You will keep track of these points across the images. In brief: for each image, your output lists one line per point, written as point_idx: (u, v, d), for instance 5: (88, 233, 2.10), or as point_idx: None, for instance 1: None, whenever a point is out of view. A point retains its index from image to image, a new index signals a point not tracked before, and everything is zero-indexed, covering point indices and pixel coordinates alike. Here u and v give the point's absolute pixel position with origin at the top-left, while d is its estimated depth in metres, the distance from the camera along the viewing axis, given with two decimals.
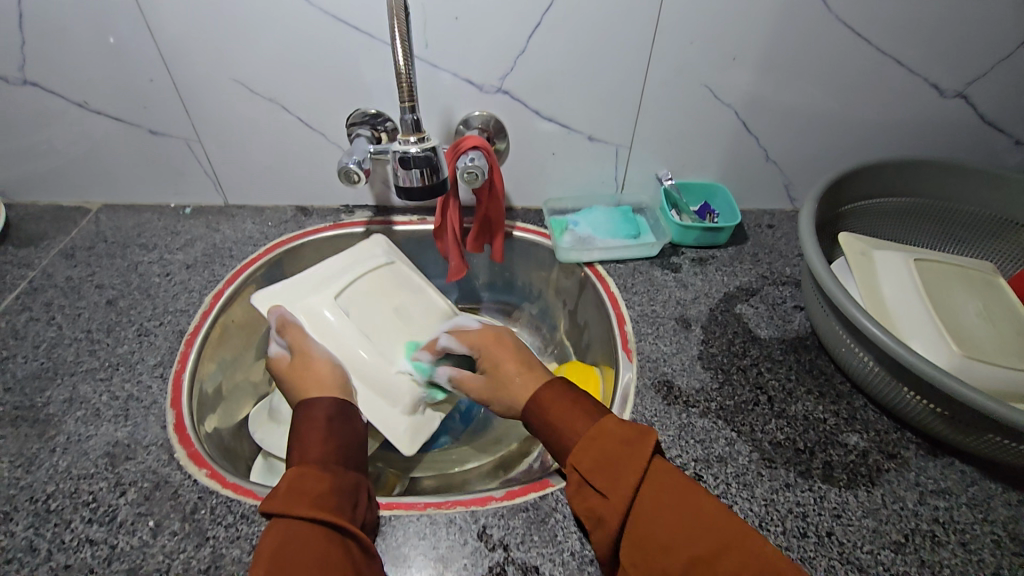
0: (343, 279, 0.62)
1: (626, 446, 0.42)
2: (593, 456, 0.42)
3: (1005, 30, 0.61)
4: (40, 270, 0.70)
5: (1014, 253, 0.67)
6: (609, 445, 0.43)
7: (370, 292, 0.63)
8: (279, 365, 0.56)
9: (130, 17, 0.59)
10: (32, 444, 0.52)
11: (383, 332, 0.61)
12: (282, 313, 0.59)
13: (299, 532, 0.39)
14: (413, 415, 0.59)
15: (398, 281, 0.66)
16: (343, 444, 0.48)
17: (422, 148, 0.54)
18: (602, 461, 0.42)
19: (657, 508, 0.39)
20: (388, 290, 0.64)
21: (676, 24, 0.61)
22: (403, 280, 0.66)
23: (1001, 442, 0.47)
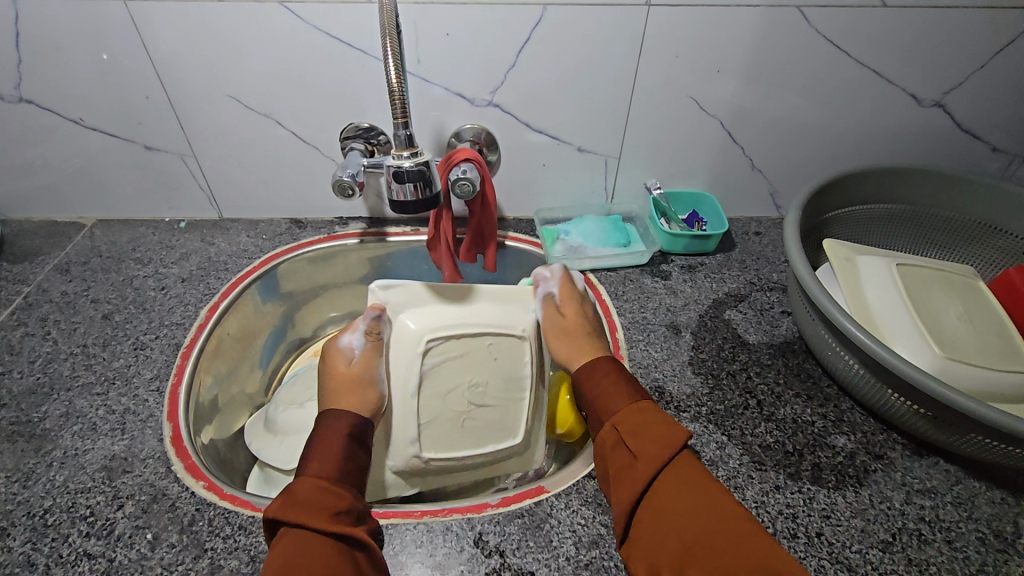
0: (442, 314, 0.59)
1: (665, 424, 0.46)
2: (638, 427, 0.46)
3: (979, 41, 0.64)
4: (34, 286, 0.70)
5: (993, 257, 0.69)
6: (648, 418, 0.47)
7: (460, 349, 0.57)
8: (338, 362, 0.56)
9: (125, 35, 0.60)
10: (28, 459, 0.52)
11: (448, 403, 0.57)
12: (378, 315, 0.58)
13: (307, 542, 0.41)
14: (399, 475, 0.58)
15: (500, 353, 0.58)
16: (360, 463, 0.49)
17: (415, 161, 0.54)
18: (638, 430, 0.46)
19: (675, 492, 0.42)
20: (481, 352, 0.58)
21: (660, 39, 0.63)
22: (508, 359, 0.59)
23: (982, 441, 0.48)
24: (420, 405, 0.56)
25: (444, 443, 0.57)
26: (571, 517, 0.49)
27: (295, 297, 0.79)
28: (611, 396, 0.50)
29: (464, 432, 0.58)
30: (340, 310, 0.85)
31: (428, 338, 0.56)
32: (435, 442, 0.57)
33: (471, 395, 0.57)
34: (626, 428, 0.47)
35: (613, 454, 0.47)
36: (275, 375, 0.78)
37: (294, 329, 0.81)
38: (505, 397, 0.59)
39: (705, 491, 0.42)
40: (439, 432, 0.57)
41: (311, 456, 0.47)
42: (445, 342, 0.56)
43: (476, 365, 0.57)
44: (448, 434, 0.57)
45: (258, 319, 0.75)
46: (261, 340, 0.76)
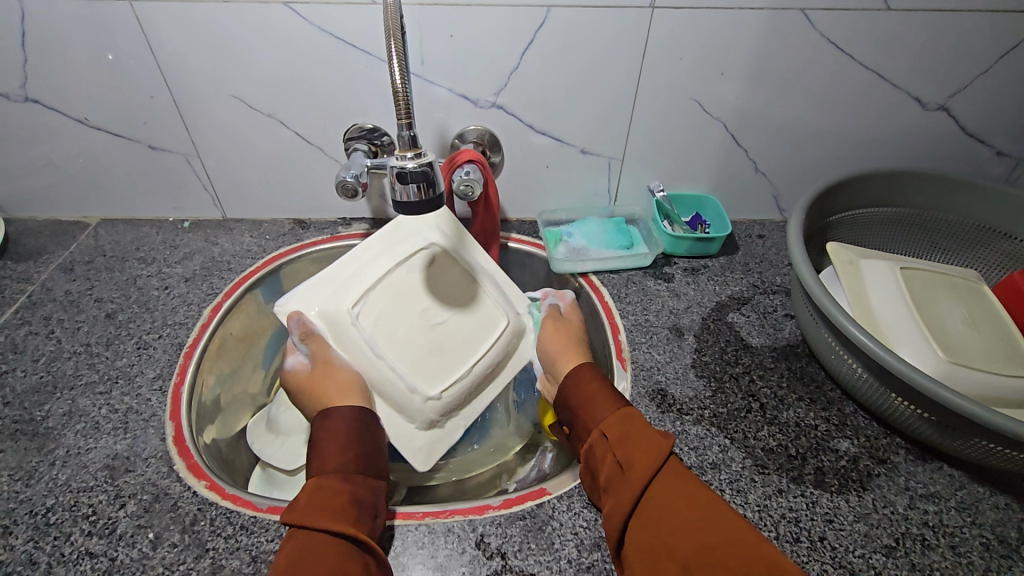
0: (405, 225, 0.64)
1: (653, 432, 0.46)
2: (624, 432, 0.47)
3: (984, 45, 0.63)
4: (38, 284, 0.71)
5: (998, 262, 0.69)
6: (635, 427, 0.48)
7: (387, 302, 0.59)
8: (300, 375, 0.56)
9: (130, 34, 0.60)
10: (31, 458, 0.52)
11: (418, 339, 0.59)
12: (304, 319, 0.56)
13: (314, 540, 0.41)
14: (431, 430, 0.58)
15: (455, 297, 0.62)
16: (366, 453, 0.49)
17: (419, 161, 0.52)
18: (627, 435, 0.47)
19: (667, 502, 0.42)
20: (412, 281, 0.61)
21: (665, 41, 0.63)
22: (460, 294, 0.63)
23: (986, 445, 0.48)
24: (400, 357, 0.57)
25: (443, 374, 0.58)
26: (573, 520, 0.49)
27: None
28: (599, 404, 0.52)
29: (449, 357, 0.59)
30: None
31: (354, 303, 0.57)
32: (430, 377, 0.58)
33: (435, 320, 0.60)
34: (614, 437, 0.47)
35: (602, 464, 0.47)
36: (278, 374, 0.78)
37: None
38: (454, 297, 0.62)
39: (696, 495, 0.42)
40: (439, 364, 0.59)
41: (314, 459, 0.47)
42: (368, 298, 0.58)
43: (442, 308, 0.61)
44: (438, 369, 0.58)
45: (260, 319, 0.75)
46: (264, 340, 0.76)
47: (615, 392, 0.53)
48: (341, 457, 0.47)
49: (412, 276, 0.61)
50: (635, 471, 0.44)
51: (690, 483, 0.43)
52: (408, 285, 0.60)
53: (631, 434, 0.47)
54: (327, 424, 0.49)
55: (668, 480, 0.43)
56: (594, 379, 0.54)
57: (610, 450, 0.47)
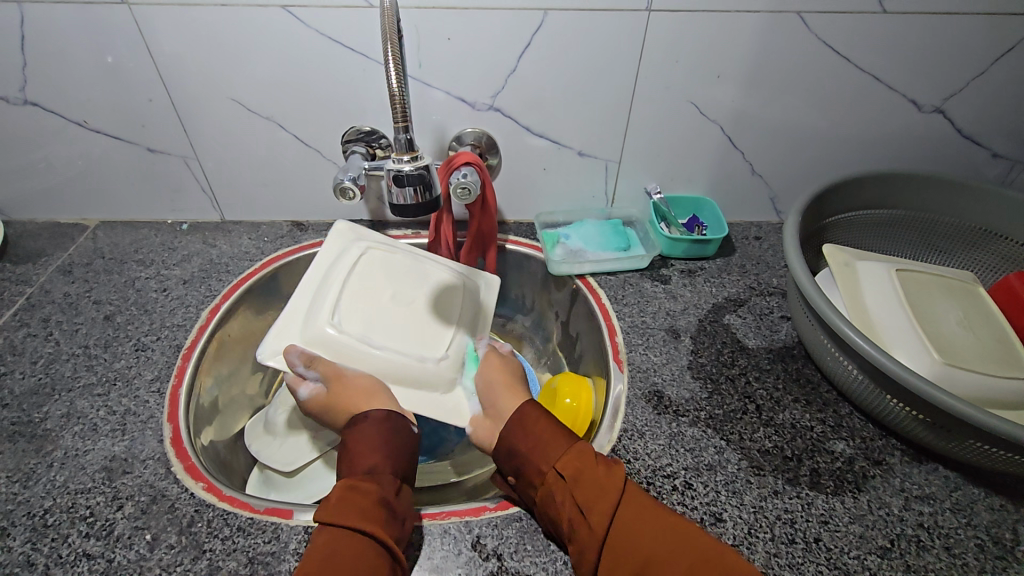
0: (343, 240, 0.66)
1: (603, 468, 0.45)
2: (578, 469, 0.45)
3: (979, 47, 0.64)
4: (37, 287, 0.71)
5: (994, 263, 0.69)
6: (588, 460, 0.46)
7: (360, 305, 0.60)
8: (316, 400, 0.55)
9: (129, 37, 0.61)
10: (29, 459, 0.52)
11: (403, 321, 0.60)
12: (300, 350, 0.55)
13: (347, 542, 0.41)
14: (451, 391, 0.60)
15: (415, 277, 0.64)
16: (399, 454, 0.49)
17: (415, 165, 0.53)
18: (581, 473, 0.45)
19: (636, 538, 0.41)
20: (375, 277, 0.62)
21: (661, 44, 0.63)
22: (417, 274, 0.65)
23: (981, 447, 0.48)
24: (395, 339, 0.59)
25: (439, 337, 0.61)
26: None
27: None
28: (543, 441, 0.48)
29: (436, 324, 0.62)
30: None
31: (331, 314, 0.58)
32: (428, 343, 0.60)
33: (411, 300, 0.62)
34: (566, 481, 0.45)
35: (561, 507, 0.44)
36: (277, 376, 0.78)
37: None
38: (417, 278, 0.64)
39: (660, 525, 0.42)
40: (431, 334, 0.61)
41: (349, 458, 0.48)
42: (340, 307, 0.59)
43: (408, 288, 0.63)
44: (432, 334, 0.61)
45: (258, 322, 0.75)
46: (262, 342, 0.76)
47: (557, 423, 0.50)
48: (374, 459, 0.47)
49: (370, 276, 0.62)
50: (597, 513, 0.42)
51: (650, 511, 0.43)
52: (375, 280, 0.62)
53: (586, 472, 0.45)
54: (361, 426, 0.49)
55: (627, 514, 0.42)
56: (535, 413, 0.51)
57: (568, 492, 0.44)
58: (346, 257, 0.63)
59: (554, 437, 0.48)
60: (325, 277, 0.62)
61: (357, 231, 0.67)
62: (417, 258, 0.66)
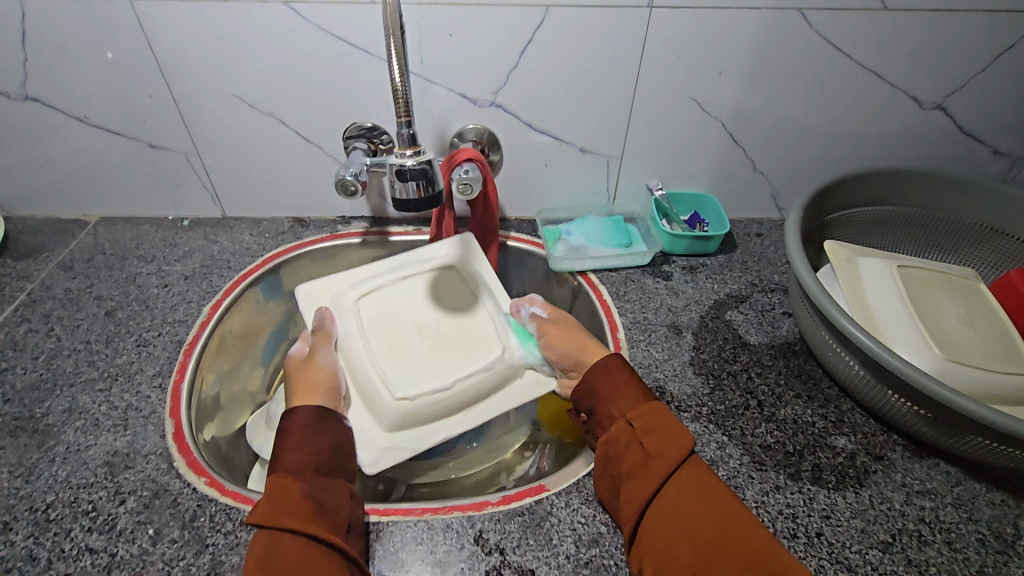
0: (317, 311, 0.62)
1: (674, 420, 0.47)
2: (652, 422, 0.47)
3: (981, 44, 0.64)
4: (38, 282, 0.71)
5: (995, 260, 0.69)
6: (662, 417, 0.47)
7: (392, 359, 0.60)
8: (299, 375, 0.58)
9: (130, 32, 0.60)
10: (31, 454, 0.52)
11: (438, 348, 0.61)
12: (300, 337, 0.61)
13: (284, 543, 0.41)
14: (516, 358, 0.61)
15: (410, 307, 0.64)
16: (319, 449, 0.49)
17: (418, 159, 0.53)
18: (656, 425, 0.47)
19: (689, 493, 0.43)
20: (386, 334, 0.61)
21: (663, 40, 0.63)
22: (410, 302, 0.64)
23: (983, 442, 0.48)
24: (454, 365, 0.60)
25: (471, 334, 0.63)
26: (571, 516, 0.49)
27: None
28: (621, 396, 0.50)
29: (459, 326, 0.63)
30: None
31: (379, 381, 0.58)
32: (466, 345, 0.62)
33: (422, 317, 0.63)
34: (638, 427, 0.47)
35: (626, 450, 0.47)
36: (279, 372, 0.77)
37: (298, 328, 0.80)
38: (419, 308, 0.64)
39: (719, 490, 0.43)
40: (464, 335, 0.63)
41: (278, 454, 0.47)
42: (374, 372, 0.58)
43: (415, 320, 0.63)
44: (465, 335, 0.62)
45: (260, 317, 0.75)
46: (264, 338, 0.76)
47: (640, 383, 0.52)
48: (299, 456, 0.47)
49: (382, 335, 0.61)
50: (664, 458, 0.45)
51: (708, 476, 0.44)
52: (386, 333, 0.61)
53: (662, 425, 0.47)
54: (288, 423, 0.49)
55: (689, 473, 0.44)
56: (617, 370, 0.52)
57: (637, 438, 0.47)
58: (349, 331, 0.61)
59: (630, 393, 0.50)
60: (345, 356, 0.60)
61: (332, 295, 0.63)
62: (408, 291, 0.65)
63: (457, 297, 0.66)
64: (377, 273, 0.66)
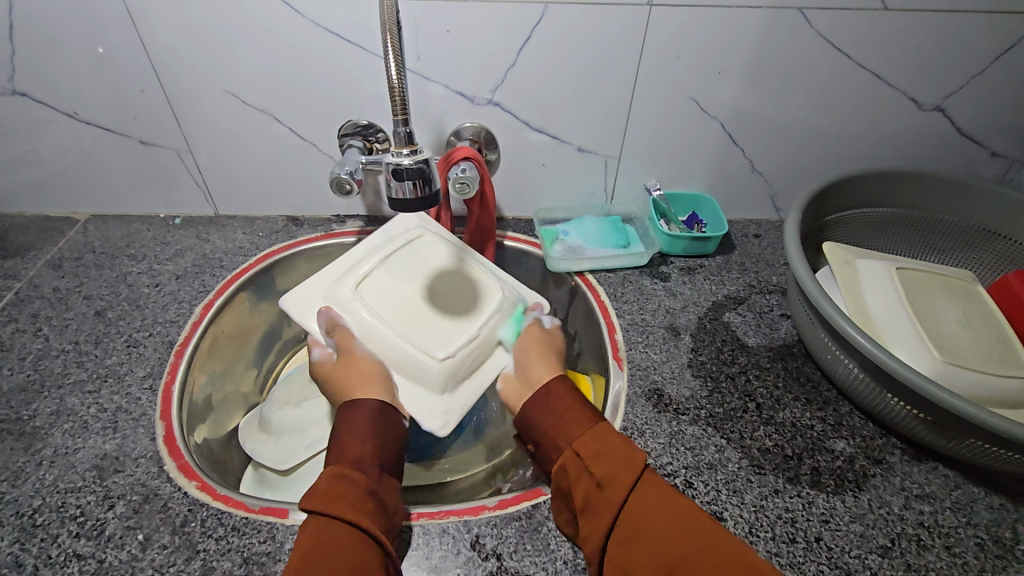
0: (307, 313, 0.57)
1: (627, 444, 0.45)
2: (597, 449, 0.45)
3: (981, 45, 0.63)
4: (25, 281, 0.69)
5: (992, 263, 0.69)
6: (608, 442, 0.46)
7: (414, 330, 0.55)
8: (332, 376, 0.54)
9: (120, 27, 0.59)
10: (18, 458, 0.51)
11: (444, 304, 0.58)
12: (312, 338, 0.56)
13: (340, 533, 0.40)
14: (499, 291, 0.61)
15: (395, 277, 0.59)
16: (386, 446, 0.48)
17: (415, 158, 0.52)
18: (604, 449, 0.45)
19: (645, 512, 0.41)
20: (395, 313, 0.56)
21: (662, 39, 0.62)
22: (394, 273, 0.59)
23: (983, 447, 0.48)
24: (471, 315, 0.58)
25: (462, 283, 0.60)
26: None
27: None
28: (569, 422, 0.49)
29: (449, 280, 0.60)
30: None
31: (417, 349, 0.54)
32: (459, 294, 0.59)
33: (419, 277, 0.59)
34: (586, 455, 0.45)
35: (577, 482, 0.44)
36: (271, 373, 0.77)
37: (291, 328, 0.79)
38: (404, 278, 0.59)
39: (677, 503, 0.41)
40: (457, 282, 0.60)
41: (343, 442, 0.47)
42: (405, 345, 0.54)
43: (408, 289, 0.58)
44: (458, 288, 0.60)
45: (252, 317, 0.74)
46: (257, 338, 0.75)
47: (589, 404, 0.51)
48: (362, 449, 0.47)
49: (393, 313, 0.56)
50: (616, 481, 0.42)
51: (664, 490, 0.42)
52: (395, 311, 0.56)
53: (608, 450, 0.45)
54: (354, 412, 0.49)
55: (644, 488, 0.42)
56: (564, 395, 0.51)
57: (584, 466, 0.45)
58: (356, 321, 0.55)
59: (583, 419, 0.49)
60: (366, 342, 0.54)
61: (328, 295, 0.57)
62: (391, 266, 0.59)
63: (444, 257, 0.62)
64: (359, 258, 0.60)
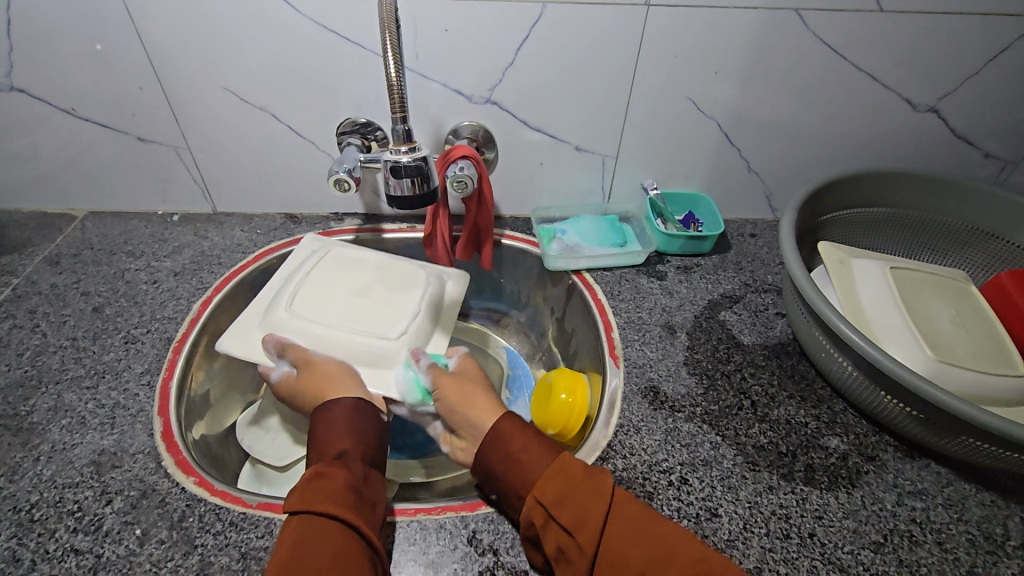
0: (249, 342, 0.59)
1: (588, 477, 0.43)
2: (561, 491, 0.42)
3: (974, 47, 0.64)
4: (23, 277, 0.69)
5: (986, 262, 0.70)
6: (568, 480, 0.43)
7: (359, 324, 0.61)
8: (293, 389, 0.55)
9: (119, 24, 0.59)
10: (15, 453, 0.51)
11: (382, 297, 0.64)
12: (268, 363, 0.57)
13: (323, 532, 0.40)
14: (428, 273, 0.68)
15: (328, 292, 0.64)
16: (365, 444, 0.48)
17: (414, 156, 0.52)
18: (564, 492, 0.42)
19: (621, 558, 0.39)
20: (341, 318, 0.61)
21: (659, 39, 0.63)
22: (327, 290, 0.64)
23: (974, 443, 0.48)
24: (410, 291, 0.65)
25: (395, 279, 0.67)
26: None
27: None
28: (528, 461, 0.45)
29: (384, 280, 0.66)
30: None
31: (371, 337, 0.60)
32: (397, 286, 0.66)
33: (353, 289, 0.65)
34: (549, 504, 0.42)
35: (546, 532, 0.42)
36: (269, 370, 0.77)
37: None
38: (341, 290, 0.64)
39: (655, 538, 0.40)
40: (396, 279, 0.67)
41: (321, 444, 0.47)
42: (358, 336, 0.60)
43: (347, 297, 0.64)
44: (395, 283, 0.66)
45: None
46: None
47: (544, 436, 0.47)
48: (342, 447, 0.46)
49: (337, 319, 0.61)
50: (585, 532, 0.40)
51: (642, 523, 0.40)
52: (339, 316, 0.61)
53: (570, 489, 0.42)
54: (330, 413, 0.49)
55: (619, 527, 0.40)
56: (514, 431, 0.47)
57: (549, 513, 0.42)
58: (304, 333, 0.59)
59: (541, 452, 0.45)
60: (320, 347, 0.59)
61: (267, 325, 0.60)
62: (306, 285, 0.64)
63: (286, 273, 0.67)
64: (272, 289, 0.65)
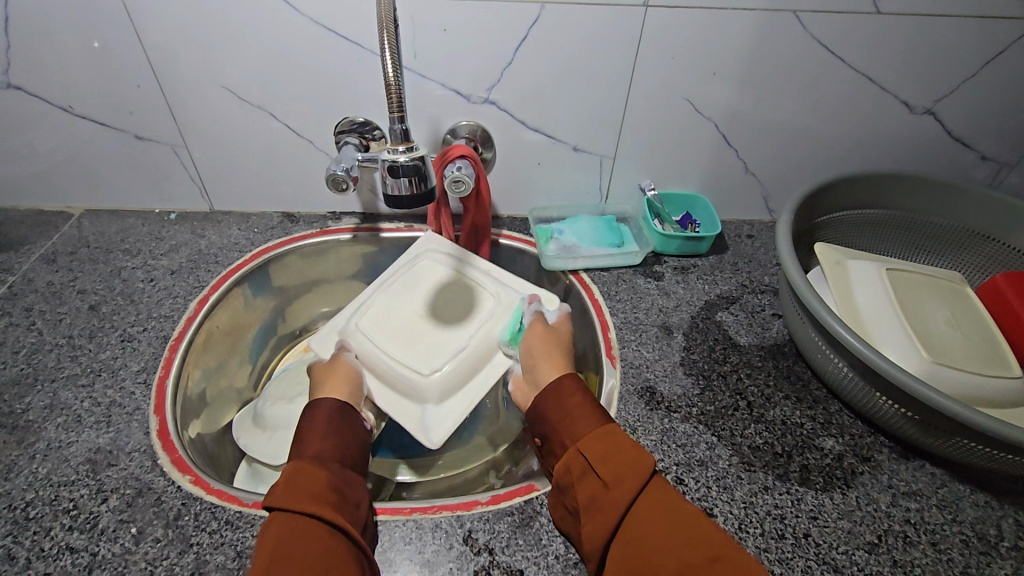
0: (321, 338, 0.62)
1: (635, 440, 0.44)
2: (608, 443, 0.44)
3: (971, 50, 0.64)
4: (19, 275, 0.69)
5: (981, 264, 0.70)
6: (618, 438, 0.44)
7: (411, 351, 0.60)
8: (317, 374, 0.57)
9: (117, 22, 0.59)
10: (10, 451, 0.51)
11: (443, 321, 0.62)
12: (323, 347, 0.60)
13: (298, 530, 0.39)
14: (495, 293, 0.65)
15: (401, 301, 0.64)
16: (344, 448, 0.48)
17: (410, 156, 0.52)
18: (613, 444, 0.44)
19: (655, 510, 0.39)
20: (398, 338, 0.61)
21: (657, 40, 0.63)
22: (403, 298, 0.64)
23: (968, 444, 0.48)
24: (469, 324, 0.62)
25: (465, 305, 0.64)
26: None
27: (286, 291, 0.79)
28: (579, 418, 0.47)
29: (453, 304, 0.64)
30: (333, 305, 0.84)
31: (418, 367, 0.58)
32: (465, 313, 0.63)
33: (423, 305, 0.64)
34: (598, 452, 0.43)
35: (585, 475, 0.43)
36: (266, 369, 0.77)
37: (284, 324, 0.80)
38: (415, 303, 0.64)
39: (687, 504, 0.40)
40: (464, 301, 0.64)
41: (302, 445, 0.47)
42: (408, 364, 0.58)
43: (415, 313, 0.63)
44: (461, 304, 0.64)
45: (247, 313, 0.74)
46: (252, 334, 0.75)
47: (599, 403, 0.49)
48: (321, 447, 0.47)
49: (396, 337, 0.61)
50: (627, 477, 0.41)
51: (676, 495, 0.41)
52: (400, 335, 0.61)
53: (618, 444, 0.44)
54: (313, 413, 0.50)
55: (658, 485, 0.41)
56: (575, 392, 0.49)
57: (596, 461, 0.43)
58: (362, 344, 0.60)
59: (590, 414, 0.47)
60: (371, 365, 0.59)
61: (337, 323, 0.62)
62: (388, 287, 0.65)
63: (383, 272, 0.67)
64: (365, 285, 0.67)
